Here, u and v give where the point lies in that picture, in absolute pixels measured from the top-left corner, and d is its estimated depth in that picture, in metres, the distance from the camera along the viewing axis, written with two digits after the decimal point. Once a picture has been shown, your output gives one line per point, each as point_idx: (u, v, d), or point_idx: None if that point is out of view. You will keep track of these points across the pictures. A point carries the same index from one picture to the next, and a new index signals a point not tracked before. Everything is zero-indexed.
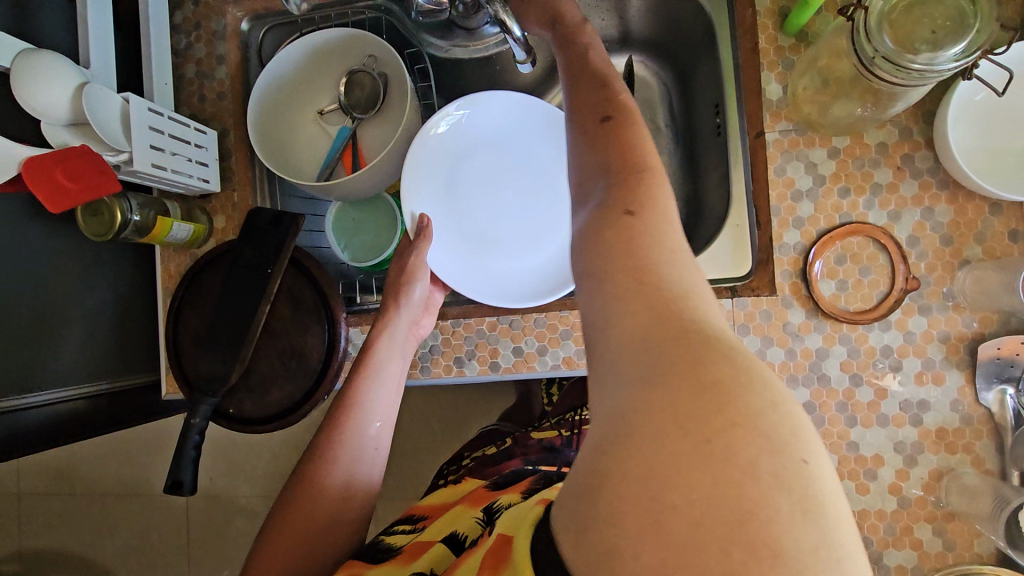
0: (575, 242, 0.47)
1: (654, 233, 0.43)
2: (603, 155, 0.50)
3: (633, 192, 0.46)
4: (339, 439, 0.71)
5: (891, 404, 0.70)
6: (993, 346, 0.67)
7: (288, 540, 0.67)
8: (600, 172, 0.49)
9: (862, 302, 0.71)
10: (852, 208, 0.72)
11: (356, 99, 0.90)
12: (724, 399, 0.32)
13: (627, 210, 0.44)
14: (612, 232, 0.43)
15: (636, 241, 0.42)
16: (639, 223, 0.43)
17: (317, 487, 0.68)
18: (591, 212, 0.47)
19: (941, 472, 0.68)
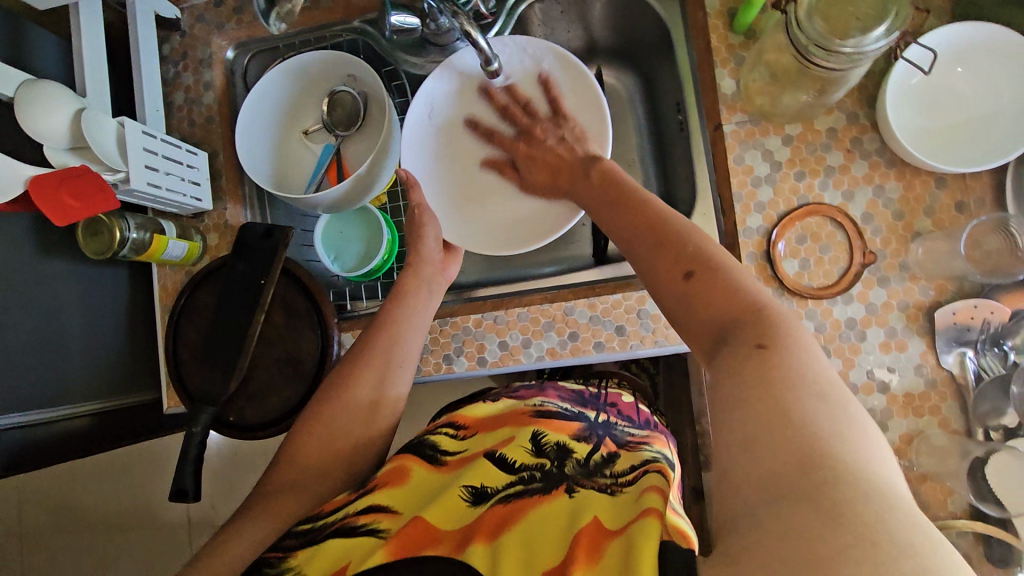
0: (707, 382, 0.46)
1: (791, 370, 0.42)
2: (707, 299, 0.50)
3: (763, 329, 0.45)
4: (371, 357, 0.72)
5: (859, 373, 0.73)
6: (948, 311, 0.71)
7: (314, 452, 0.67)
8: (718, 322, 0.49)
9: (824, 278, 0.75)
10: (809, 190, 0.76)
11: (338, 117, 0.95)
12: (871, 539, 0.32)
13: (755, 344, 0.44)
14: (746, 368, 0.43)
15: (776, 374, 0.41)
16: (775, 356, 0.43)
17: (343, 404, 0.69)
18: (720, 349, 0.47)
19: (911, 436, 0.71)
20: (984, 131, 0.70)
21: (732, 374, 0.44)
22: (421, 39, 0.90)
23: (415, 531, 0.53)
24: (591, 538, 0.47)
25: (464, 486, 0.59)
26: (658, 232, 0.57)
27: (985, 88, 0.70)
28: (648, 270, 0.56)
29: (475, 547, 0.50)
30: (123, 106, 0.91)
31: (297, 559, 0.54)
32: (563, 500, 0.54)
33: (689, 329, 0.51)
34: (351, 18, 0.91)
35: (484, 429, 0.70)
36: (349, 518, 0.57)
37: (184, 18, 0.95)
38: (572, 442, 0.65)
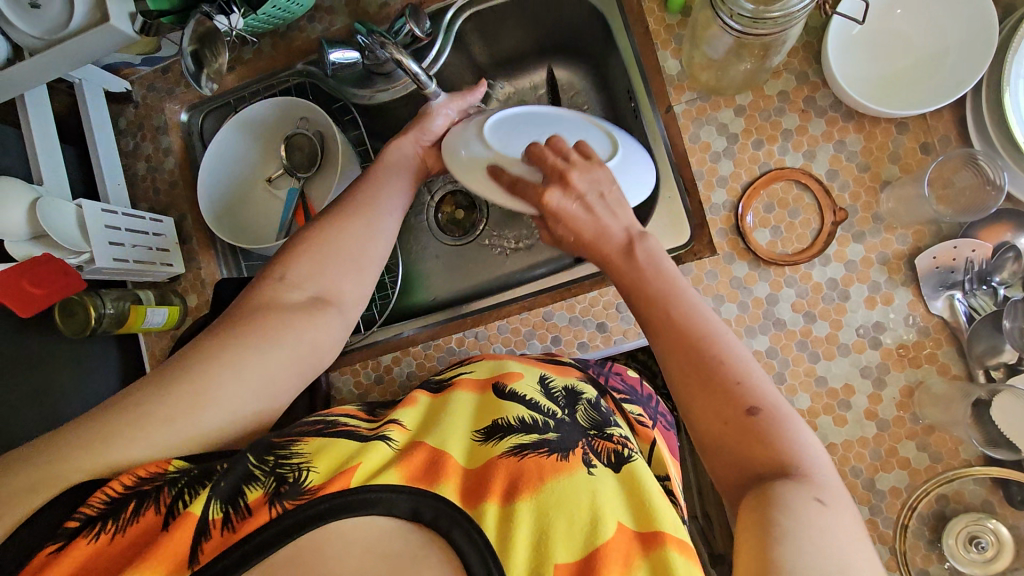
0: (761, 507, 0.44)
1: (848, 537, 0.42)
2: (751, 436, 0.48)
3: (816, 480, 0.45)
4: (359, 201, 0.66)
5: (848, 333, 0.71)
6: (928, 256, 0.69)
7: (304, 272, 0.60)
8: (767, 455, 0.47)
9: (798, 243, 0.74)
10: (769, 156, 0.75)
11: (298, 160, 0.96)
12: None
13: (814, 497, 0.43)
14: (796, 518, 0.42)
15: (823, 533, 0.41)
16: (834, 518, 0.43)
17: (336, 236, 0.63)
18: (776, 485, 0.45)
19: (911, 388, 0.69)
20: (935, 69, 0.69)
21: (759, 513, 0.43)
22: (365, 70, 0.90)
23: (423, 456, 0.50)
24: (624, 550, 0.47)
25: (474, 428, 0.57)
26: (705, 366, 0.51)
27: (930, 26, 0.69)
28: (689, 404, 0.51)
29: (489, 505, 0.48)
30: (88, 185, 0.93)
31: (307, 447, 0.50)
32: (582, 471, 0.51)
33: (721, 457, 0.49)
34: (294, 62, 0.92)
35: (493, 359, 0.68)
36: (362, 429, 0.54)
37: (135, 90, 0.97)
38: (580, 387, 0.63)
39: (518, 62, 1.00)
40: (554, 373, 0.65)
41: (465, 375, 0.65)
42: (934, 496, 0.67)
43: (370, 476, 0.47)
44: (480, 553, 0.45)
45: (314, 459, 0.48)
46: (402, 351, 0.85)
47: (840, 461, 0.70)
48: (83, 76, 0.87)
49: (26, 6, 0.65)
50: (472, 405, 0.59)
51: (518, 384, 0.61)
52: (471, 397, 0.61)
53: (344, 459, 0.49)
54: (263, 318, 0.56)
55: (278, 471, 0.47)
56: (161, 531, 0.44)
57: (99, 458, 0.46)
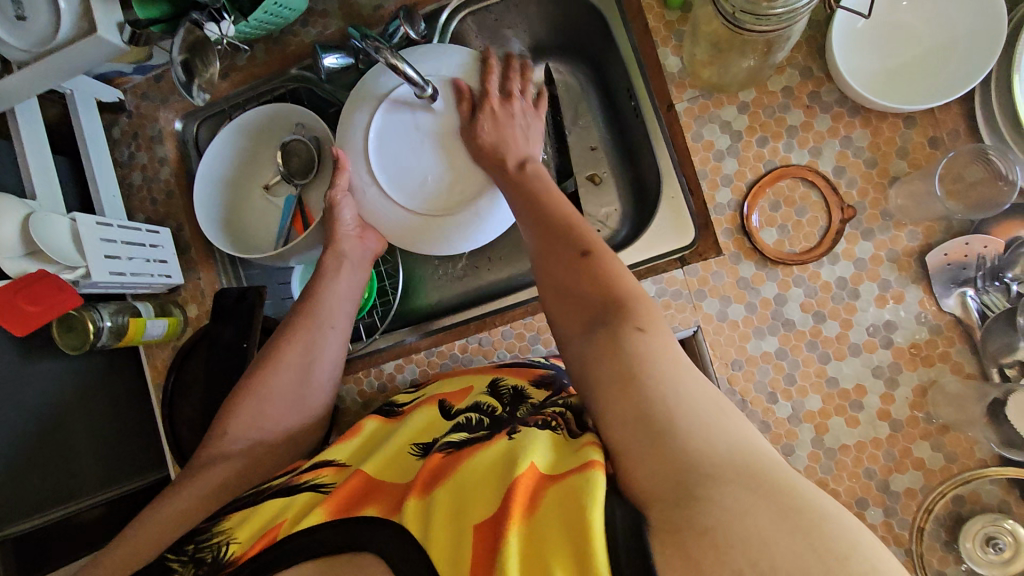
0: (587, 357, 0.48)
1: (665, 352, 0.45)
2: (587, 289, 0.54)
3: (635, 314, 0.49)
4: (295, 332, 0.71)
5: (859, 332, 0.70)
6: (939, 253, 0.68)
7: (243, 426, 0.65)
8: (595, 306, 0.52)
9: (806, 241, 0.72)
10: (774, 154, 0.74)
11: (295, 166, 0.94)
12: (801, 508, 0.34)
13: (634, 326, 0.47)
14: (620, 347, 0.46)
15: (646, 356, 0.44)
16: (658, 341, 0.46)
17: (272, 381, 0.67)
18: (598, 331, 0.49)
19: (924, 387, 0.68)
20: (943, 61, 0.68)
21: (599, 360, 0.46)
22: (362, 75, 0.90)
23: (353, 487, 0.51)
24: (528, 491, 0.42)
25: (414, 444, 0.58)
26: (556, 247, 0.59)
27: (937, 17, 0.68)
28: (546, 286, 0.58)
29: (408, 502, 0.47)
30: (84, 198, 0.92)
31: (230, 522, 0.53)
32: (501, 442, 0.50)
33: (569, 315, 0.54)
34: (289, 67, 0.91)
35: (442, 378, 0.70)
36: (294, 478, 0.56)
37: (128, 99, 0.95)
38: (531, 388, 0.61)
39: None
40: (511, 376, 0.65)
41: (425, 398, 0.66)
42: (949, 497, 0.66)
43: (292, 523, 0.49)
44: (398, 540, 0.44)
45: (236, 530, 0.52)
46: (405, 358, 0.84)
47: (853, 463, 0.69)
48: (75, 87, 0.86)
49: (13, 18, 0.63)
50: (419, 425, 0.61)
51: (462, 402, 0.62)
52: (416, 416, 0.63)
53: (270, 516, 0.51)
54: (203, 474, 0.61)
55: (198, 556, 0.51)
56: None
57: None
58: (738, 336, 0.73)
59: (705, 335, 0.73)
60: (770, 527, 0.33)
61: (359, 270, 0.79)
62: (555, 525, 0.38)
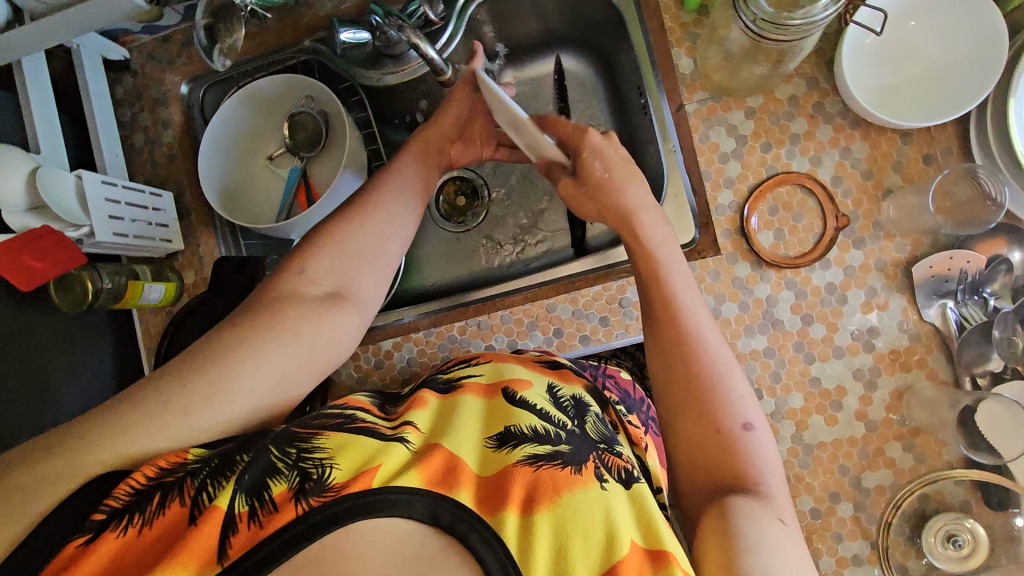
0: (717, 519, 0.49)
1: (797, 547, 0.48)
2: (719, 443, 0.54)
3: (773, 500, 0.51)
4: (379, 194, 0.66)
5: (843, 336, 0.73)
6: (925, 265, 0.71)
7: (322, 268, 0.61)
8: (730, 472, 0.53)
9: (799, 246, 0.75)
10: (776, 159, 0.76)
11: (301, 140, 0.95)
12: None
13: (775, 516, 0.49)
14: (762, 530, 0.47)
15: (784, 552, 0.47)
16: (791, 535, 0.49)
17: (353, 234, 0.63)
18: (736, 498, 0.50)
19: (901, 391, 0.72)
20: (942, 83, 0.71)
21: (734, 526, 0.48)
22: (374, 52, 0.88)
23: (440, 460, 0.51)
24: (636, 568, 0.48)
25: (488, 435, 0.57)
26: (695, 392, 0.55)
27: (940, 39, 0.71)
28: (672, 426, 0.56)
29: (509, 515, 0.49)
30: (84, 156, 0.90)
31: (329, 441, 0.50)
32: (596, 487, 0.52)
33: (691, 463, 0.55)
34: (301, 39, 0.90)
35: (501, 361, 0.68)
36: (381, 428, 0.54)
37: (134, 58, 0.94)
38: (588, 402, 0.64)
39: (528, 50, 1.00)
40: (562, 381, 0.66)
41: (475, 379, 0.65)
42: (916, 496, 0.70)
43: (390, 478, 0.47)
44: (497, 558, 0.46)
45: (336, 455, 0.48)
46: (402, 336, 0.86)
47: (829, 459, 0.73)
48: (81, 43, 0.84)
49: None
50: (479, 411, 0.60)
51: (528, 394, 0.61)
52: (482, 404, 0.61)
53: (366, 459, 0.49)
54: (279, 306, 0.56)
55: (301, 467, 0.47)
56: (188, 525, 0.44)
57: (121, 446, 0.47)
58: (729, 333, 0.75)
59: None
60: None
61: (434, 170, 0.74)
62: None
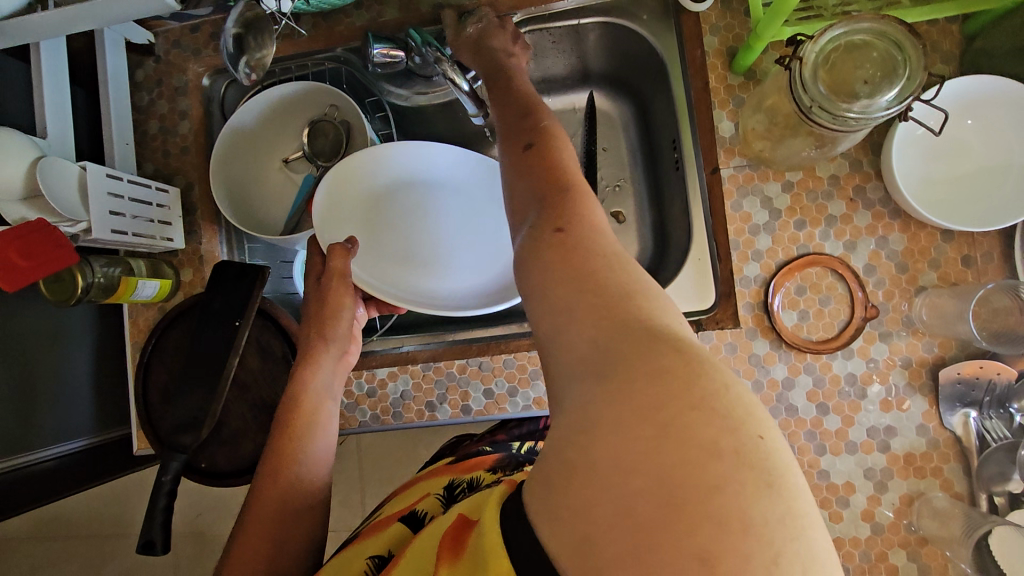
0: (516, 261, 0.50)
1: (584, 245, 0.46)
2: (542, 173, 0.54)
3: (563, 211, 0.49)
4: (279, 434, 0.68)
5: (858, 431, 0.70)
6: (953, 370, 0.68)
7: None
8: (531, 195, 0.53)
9: (823, 331, 0.72)
10: (809, 239, 0.73)
11: (319, 147, 0.92)
12: (684, 383, 0.34)
13: (557, 226, 0.48)
14: (549, 252, 0.47)
15: (578, 250, 0.46)
16: (596, 243, 0.46)
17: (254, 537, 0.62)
18: (527, 233, 0.51)
19: (911, 497, 0.69)
20: (991, 188, 0.68)
21: (534, 255, 0.48)
22: (407, 70, 0.86)
23: None
24: (452, 540, 0.48)
25: (368, 557, 0.58)
26: (515, 142, 0.58)
27: (992, 142, 0.69)
28: (508, 182, 0.57)
29: None
30: (94, 138, 0.87)
31: None
32: (439, 524, 0.54)
33: (517, 201, 0.55)
34: (333, 46, 0.87)
35: (411, 488, 0.73)
36: None
37: (158, 43, 0.90)
38: (486, 478, 0.70)
39: (562, 85, 0.97)
40: (461, 471, 0.73)
41: (384, 515, 0.67)
42: None
43: None
44: None
45: None
46: (399, 367, 0.83)
47: None
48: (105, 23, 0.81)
49: None
50: (370, 542, 0.61)
51: (423, 505, 0.66)
52: (387, 530, 0.62)
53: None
54: None
55: None
56: None
57: None
58: None
59: None
60: (627, 397, 0.35)
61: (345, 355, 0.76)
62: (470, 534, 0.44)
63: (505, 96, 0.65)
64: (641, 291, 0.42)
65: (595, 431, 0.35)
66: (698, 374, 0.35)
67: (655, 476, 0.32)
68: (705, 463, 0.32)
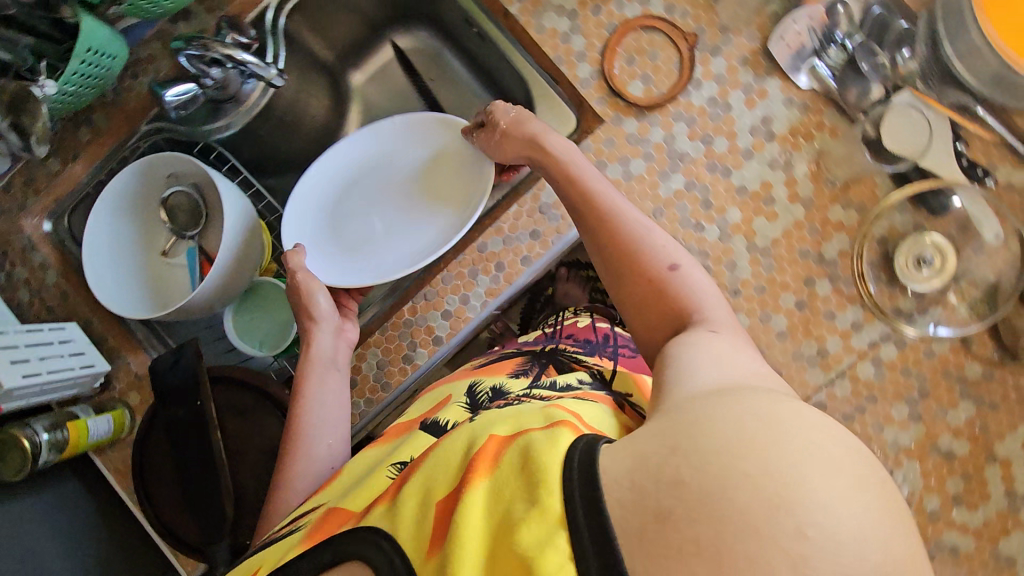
0: (619, 276, 0.58)
1: (694, 288, 0.54)
2: (630, 248, 0.57)
3: (667, 250, 0.57)
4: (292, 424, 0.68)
5: (744, 138, 0.74)
6: (778, 40, 0.73)
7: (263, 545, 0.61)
8: (639, 249, 0.57)
9: (668, 79, 0.76)
10: (610, 17, 0.77)
11: (183, 220, 0.87)
12: (815, 442, 0.33)
13: (670, 263, 0.56)
14: (656, 283, 0.55)
15: (688, 293, 0.54)
16: (717, 339, 0.48)
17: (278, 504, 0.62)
18: (635, 261, 0.57)
19: (816, 159, 0.73)
20: None
21: (636, 280, 0.56)
22: (209, 100, 0.83)
23: (334, 521, 0.48)
24: (493, 454, 0.40)
25: (394, 464, 0.53)
26: (588, 206, 0.62)
27: None
28: (610, 275, 0.58)
29: (379, 509, 0.44)
30: None
31: None
32: (465, 427, 0.48)
33: (628, 296, 0.57)
34: (137, 123, 0.83)
35: (434, 388, 0.69)
36: (283, 528, 0.54)
37: None
38: (509, 382, 0.63)
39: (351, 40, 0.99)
40: (490, 374, 0.66)
41: (401, 422, 0.64)
42: (872, 242, 0.71)
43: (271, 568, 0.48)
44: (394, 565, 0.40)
45: None
46: (362, 348, 0.81)
47: (788, 251, 0.73)
48: None
49: None
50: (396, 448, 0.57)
51: (444, 415, 0.60)
52: (404, 439, 0.59)
53: (292, 544, 0.48)
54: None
55: None
56: None
57: None
58: (648, 188, 0.75)
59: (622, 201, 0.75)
60: (751, 426, 0.34)
61: (337, 338, 0.76)
62: (514, 472, 0.38)
63: (552, 174, 0.67)
64: (771, 378, 0.45)
65: (683, 448, 0.34)
66: (827, 437, 0.33)
67: (709, 486, 0.31)
68: (790, 505, 0.31)
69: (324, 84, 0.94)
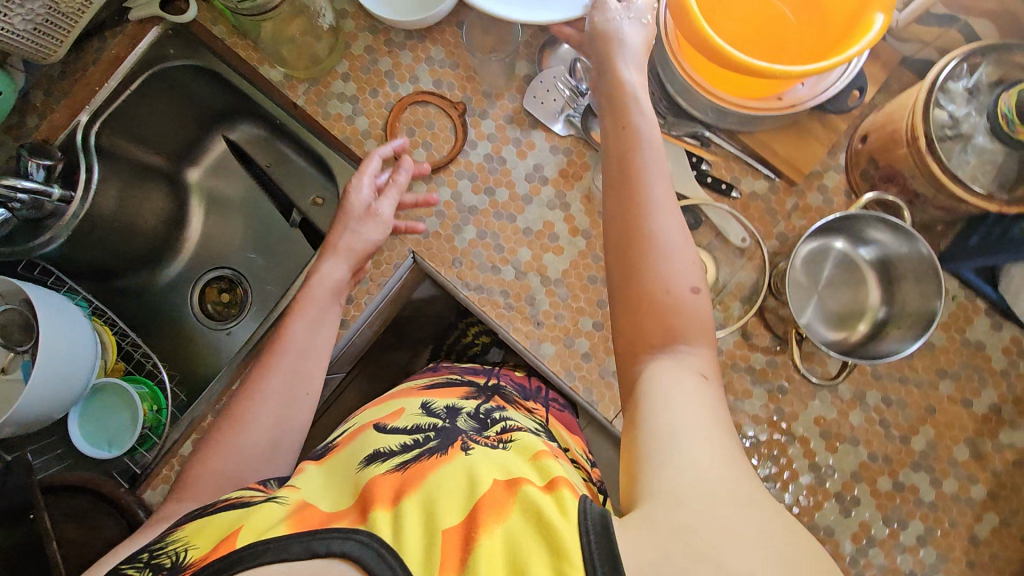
0: (632, 251, 0.52)
1: (699, 321, 0.51)
2: (660, 240, 0.52)
3: (696, 270, 0.52)
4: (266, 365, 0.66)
5: (521, 184, 0.82)
6: (530, 98, 0.82)
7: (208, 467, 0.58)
8: (665, 255, 0.52)
9: (447, 144, 0.83)
10: (387, 98, 0.85)
11: (15, 335, 0.87)
12: None
13: (692, 287, 0.51)
14: (665, 295, 0.51)
15: (687, 318, 0.50)
16: (693, 384, 0.46)
17: (243, 415, 0.62)
18: (658, 251, 0.52)
19: (587, 194, 0.81)
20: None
21: (649, 277, 0.51)
22: (28, 219, 0.84)
23: (319, 512, 0.44)
24: (500, 495, 0.42)
25: (365, 459, 0.50)
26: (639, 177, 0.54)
27: None
28: (622, 252, 0.53)
29: (381, 514, 0.42)
30: None
31: (184, 532, 0.47)
32: (459, 454, 0.48)
33: (626, 277, 0.52)
34: None
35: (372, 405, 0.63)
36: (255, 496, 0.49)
37: None
38: (464, 402, 0.61)
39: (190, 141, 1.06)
40: (438, 395, 0.62)
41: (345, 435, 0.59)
42: None
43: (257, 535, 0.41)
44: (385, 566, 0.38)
45: (190, 540, 0.45)
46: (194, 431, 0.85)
47: (577, 279, 0.80)
48: None
49: None
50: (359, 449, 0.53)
51: (398, 421, 0.56)
52: (354, 443, 0.54)
53: (272, 522, 0.42)
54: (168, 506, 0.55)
55: (154, 563, 0.44)
56: None
57: None
58: (444, 242, 0.81)
59: (421, 255, 0.81)
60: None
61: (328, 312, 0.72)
62: (534, 527, 0.38)
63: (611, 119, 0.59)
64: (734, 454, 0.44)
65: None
66: None
67: None
68: None
69: (162, 187, 1.01)
